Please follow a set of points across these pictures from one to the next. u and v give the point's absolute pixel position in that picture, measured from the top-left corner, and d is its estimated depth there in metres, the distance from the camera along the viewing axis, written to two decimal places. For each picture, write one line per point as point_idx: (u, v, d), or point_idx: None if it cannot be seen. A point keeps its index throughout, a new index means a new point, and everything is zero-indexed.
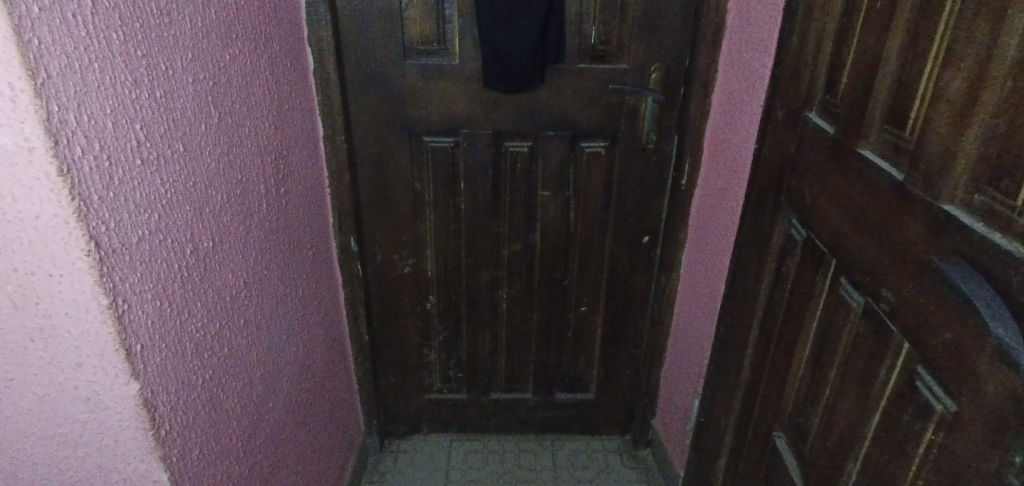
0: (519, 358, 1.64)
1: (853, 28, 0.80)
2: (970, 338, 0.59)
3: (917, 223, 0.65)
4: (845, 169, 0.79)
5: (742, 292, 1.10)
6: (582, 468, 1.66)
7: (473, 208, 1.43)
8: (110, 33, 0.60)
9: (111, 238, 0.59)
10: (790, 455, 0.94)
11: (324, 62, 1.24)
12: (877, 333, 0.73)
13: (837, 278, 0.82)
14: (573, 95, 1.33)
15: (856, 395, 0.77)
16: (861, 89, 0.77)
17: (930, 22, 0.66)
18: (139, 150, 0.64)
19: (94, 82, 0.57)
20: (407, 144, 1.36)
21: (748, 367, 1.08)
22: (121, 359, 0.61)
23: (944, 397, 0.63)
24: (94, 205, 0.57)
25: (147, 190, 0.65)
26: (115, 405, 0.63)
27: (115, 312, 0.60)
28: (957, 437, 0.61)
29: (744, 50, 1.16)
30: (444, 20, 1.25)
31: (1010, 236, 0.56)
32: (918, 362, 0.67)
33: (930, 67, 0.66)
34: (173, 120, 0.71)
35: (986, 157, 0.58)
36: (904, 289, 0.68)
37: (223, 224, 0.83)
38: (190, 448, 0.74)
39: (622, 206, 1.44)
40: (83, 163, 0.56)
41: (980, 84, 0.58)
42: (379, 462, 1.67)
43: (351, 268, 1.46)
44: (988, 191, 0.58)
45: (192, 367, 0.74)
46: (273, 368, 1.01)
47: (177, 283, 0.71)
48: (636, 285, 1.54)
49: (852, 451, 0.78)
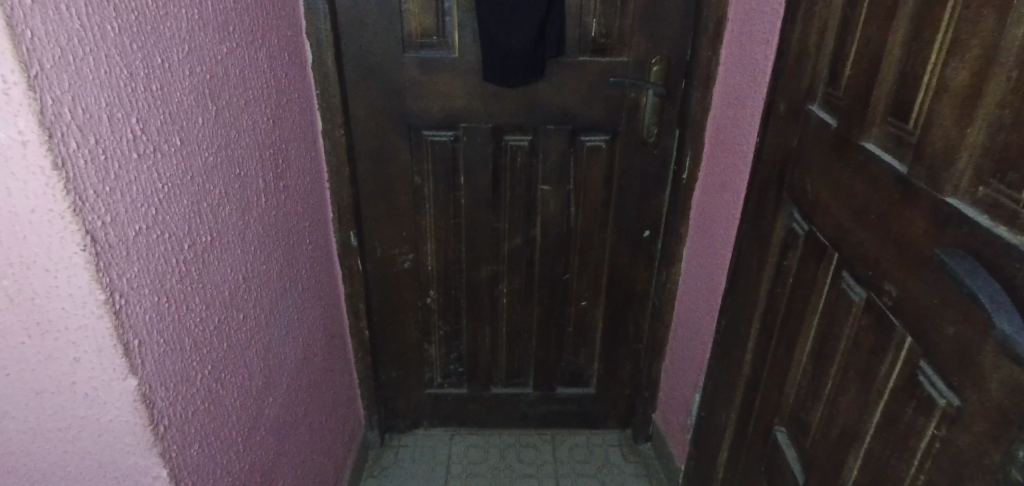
0: (520, 352, 1.64)
1: (856, 21, 0.79)
2: (972, 333, 0.59)
3: (919, 217, 0.65)
4: (848, 162, 0.78)
5: (743, 286, 1.10)
6: (582, 463, 1.66)
7: (473, 202, 1.43)
8: (104, 24, 0.59)
9: (107, 233, 0.59)
10: (791, 450, 0.94)
11: (323, 56, 1.24)
12: (878, 328, 0.73)
13: (839, 272, 0.82)
14: (574, 87, 1.32)
15: (857, 391, 0.77)
16: (864, 83, 0.77)
17: (935, 14, 0.65)
18: (136, 144, 0.63)
19: (88, 75, 0.57)
20: (406, 139, 1.35)
21: (749, 362, 1.09)
22: (119, 354, 0.61)
23: (947, 392, 0.62)
24: (91, 199, 0.57)
25: (144, 183, 0.65)
26: (113, 401, 0.63)
27: (112, 307, 0.59)
28: (959, 432, 0.61)
29: (744, 43, 1.16)
30: (444, 13, 1.24)
31: (1014, 229, 0.55)
32: (919, 356, 0.66)
33: (934, 58, 0.65)
34: (170, 113, 0.70)
35: (990, 150, 0.58)
36: (907, 283, 0.67)
37: (223, 218, 0.83)
38: (189, 444, 0.73)
39: (623, 201, 1.44)
40: (78, 157, 0.55)
41: (985, 73, 0.58)
42: (380, 456, 1.67)
43: (351, 263, 1.45)
44: (993, 184, 0.58)
45: (192, 363, 0.74)
46: (273, 363, 1.01)
47: (176, 278, 0.71)
48: (636, 279, 1.53)
49: (853, 446, 0.78)
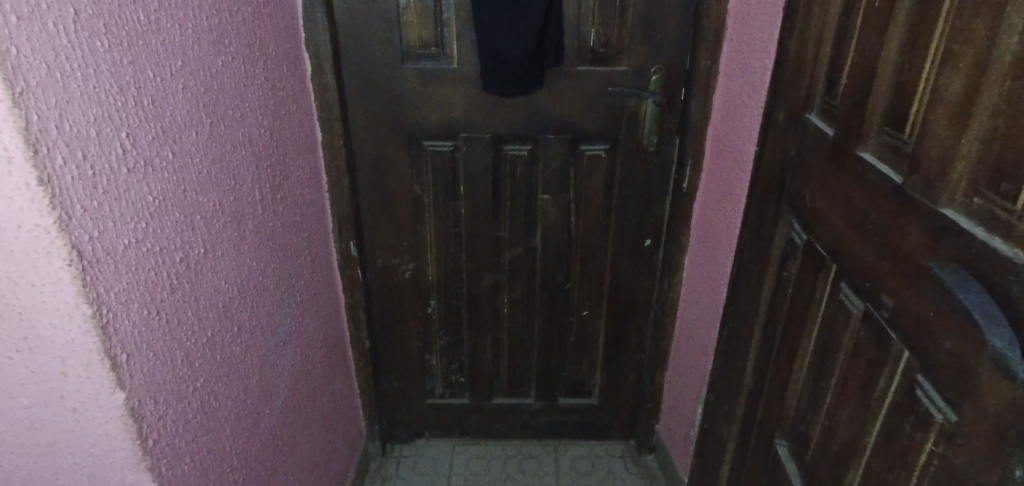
0: (522, 362, 1.63)
1: (852, 28, 0.79)
2: (968, 346, 0.57)
3: (916, 227, 0.64)
4: (846, 172, 0.77)
5: (744, 297, 1.09)
6: (585, 474, 1.64)
7: (474, 211, 1.43)
8: (93, 40, 0.59)
9: (95, 247, 0.59)
10: (792, 463, 0.92)
11: (322, 66, 1.24)
12: (876, 341, 0.72)
13: (838, 283, 0.81)
14: (573, 96, 1.31)
15: (856, 404, 0.76)
16: (860, 91, 0.76)
17: (929, 23, 0.64)
18: (126, 158, 0.63)
19: (77, 91, 0.57)
20: (406, 148, 1.35)
21: (751, 373, 1.07)
22: (106, 368, 0.61)
23: (944, 407, 0.61)
24: (78, 215, 0.57)
25: (133, 197, 0.65)
26: (101, 415, 0.63)
27: (99, 322, 0.59)
28: (956, 448, 0.59)
29: (744, 51, 1.15)
30: (442, 24, 1.24)
31: (1010, 242, 0.54)
32: (916, 370, 0.65)
33: (930, 66, 0.64)
34: (162, 128, 0.70)
35: (985, 161, 0.57)
36: (904, 294, 0.66)
37: (217, 230, 0.83)
38: (179, 457, 0.73)
39: (624, 210, 1.43)
40: (65, 172, 0.55)
41: (979, 81, 0.57)
42: (381, 467, 1.67)
43: (351, 273, 1.45)
44: (988, 196, 0.57)
45: (183, 377, 0.74)
46: (269, 374, 1.01)
47: (167, 292, 0.71)
48: (639, 288, 1.52)
49: (852, 460, 0.76)
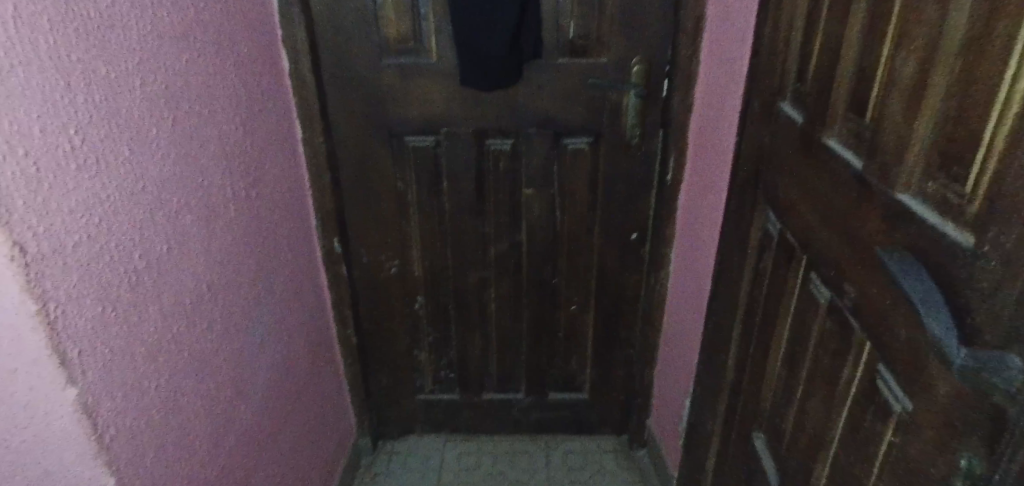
0: (512, 358, 1.62)
1: (819, 15, 0.77)
2: (921, 334, 0.56)
3: (873, 214, 0.63)
4: (813, 160, 0.76)
5: (725, 289, 1.08)
6: (576, 470, 1.64)
7: (458, 207, 1.42)
8: (37, 36, 0.59)
9: (39, 244, 0.58)
10: (768, 456, 0.91)
11: (300, 64, 1.24)
12: (841, 330, 0.71)
13: (808, 273, 0.79)
14: (554, 90, 1.30)
15: (823, 394, 0.75)
16: (826, 77, 0.74)
17: (887, 6, 0.63)
18: (75, 154, 0.63)
19: (18, 87, 0.57)
20: (388, 145, 1.35)
21: (731, 366, 1.06)
22: (56, 364, 0.61)
23: (901, 397, 0.60)
24: (20, 211, 0.56)
25: (84, 193, 0.65)
26: (55, 411, 0.63)
27: (46, 318, 0.59)
28: (910, 437, 0.58)
29: (723, 40, 1.14)
30: (420, 19, 1.23)
31: (959, 226, 0.52)
32: (877, 359, 0.64)
33: (887, 50, 0.63)
34: (117, 124, 0.70)
35: (937, 144, 0.55)
36: (864, 283, 0.65)
37: (183, 227, 0.83)
38: (143, 452, 0.73)
39: (609, 204, 1.42)
40: (5, 168, 0.55)
41: (932, 64, 0.55)
42: (372, 463, 1.67)
43: (336, 270, 1.45)
44: (940, 179, 0.55)
45: (146, 372, 0.74)
46: (246, 370, 1.01)
47: (125, 288, 0.71)
48: (627, 283, 1.51)
49: (821, 451, 0.75)
